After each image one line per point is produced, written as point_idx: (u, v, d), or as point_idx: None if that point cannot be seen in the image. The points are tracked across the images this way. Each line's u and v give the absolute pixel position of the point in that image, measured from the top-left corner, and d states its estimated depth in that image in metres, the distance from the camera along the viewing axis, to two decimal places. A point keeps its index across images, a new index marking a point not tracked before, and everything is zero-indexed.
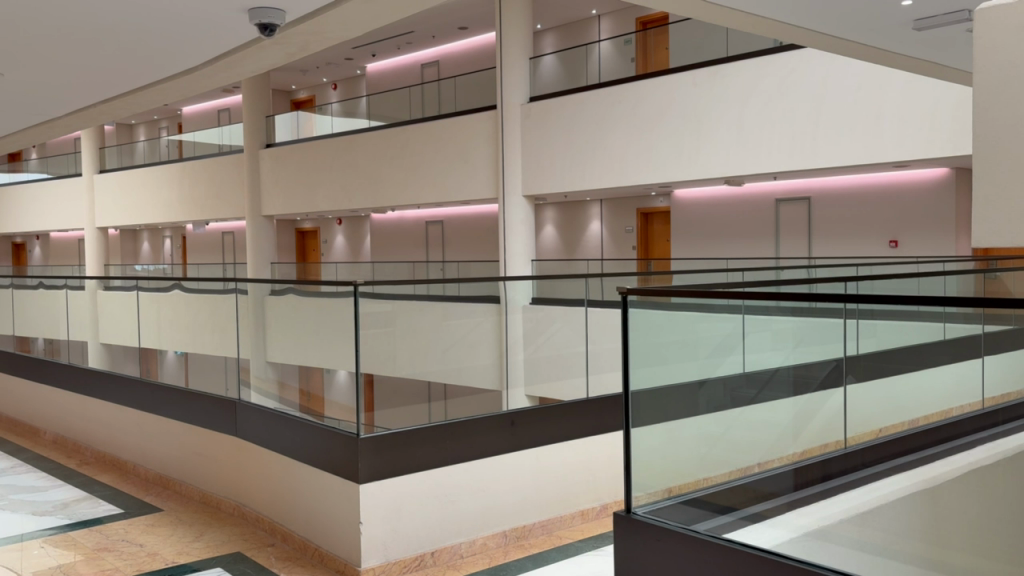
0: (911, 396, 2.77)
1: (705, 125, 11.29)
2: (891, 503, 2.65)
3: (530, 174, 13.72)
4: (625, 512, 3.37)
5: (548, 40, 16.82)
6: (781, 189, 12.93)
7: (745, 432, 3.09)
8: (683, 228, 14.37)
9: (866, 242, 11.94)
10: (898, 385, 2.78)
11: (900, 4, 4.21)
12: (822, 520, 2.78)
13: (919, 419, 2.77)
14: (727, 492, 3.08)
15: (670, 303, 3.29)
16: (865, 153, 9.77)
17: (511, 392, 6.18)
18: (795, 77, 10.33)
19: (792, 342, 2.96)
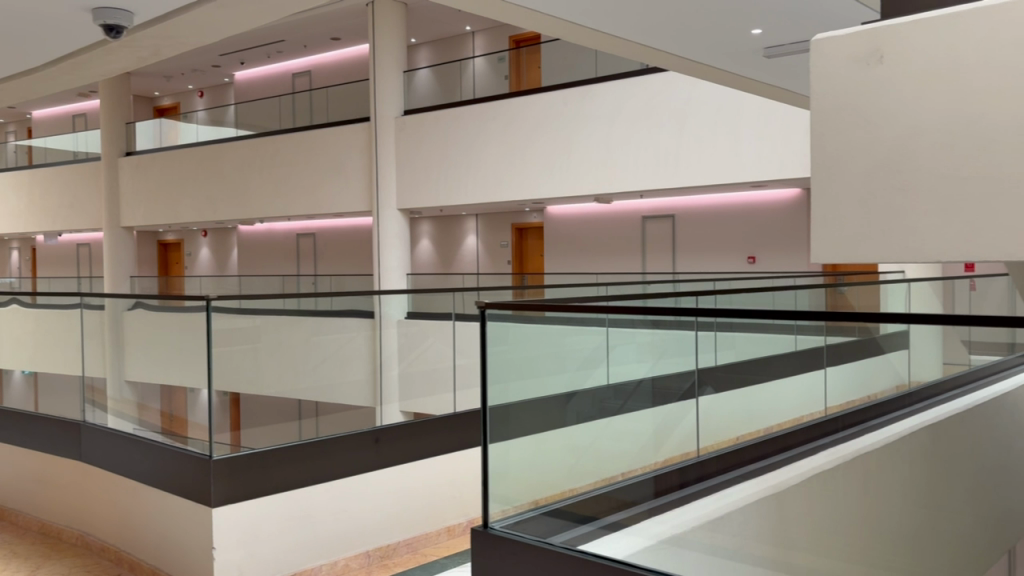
0: (761, 404, 2.84)
1: (574, 143, 11.57)
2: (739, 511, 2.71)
3: (404, 187, 13.65)
4: (483, 527, 3.39)
5: (422, 54, 16.82)
6: (647, 206, 13.36)
7: (611, 444, 3.15)
8: (555, 244, 14.63)
9: (725, 258, 12.50)
10: (752, 392, 2.85)
11: (750, 33, 4.45)
12: (675, 528, 2.85)
13: (772, 426, 2.82)
14: (588, 502, 3.14)
15: (542, 317, 3.34)
16: (724, 174, 10.23)
17: (386, 406, 6.11)
18: (659, 98, 10.72)
19: (658, 352, 3.06)
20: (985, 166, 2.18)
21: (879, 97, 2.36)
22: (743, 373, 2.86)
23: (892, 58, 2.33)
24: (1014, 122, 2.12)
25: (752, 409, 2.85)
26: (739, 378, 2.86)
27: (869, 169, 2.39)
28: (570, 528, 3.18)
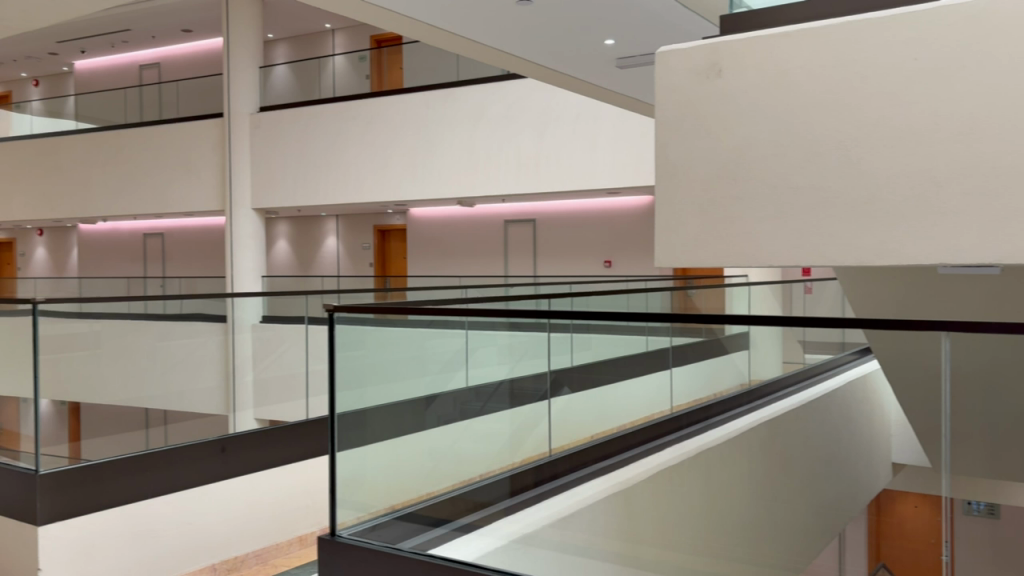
0: (616, 405, 3.10)
1: (436, 143, 11.55)
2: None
3: (260, 186, 13.22)
4: (330, 535, 3.28)
5: (280, 50, 16.36)
6: (508, 210, 13.52)
7: (470, 447, 3.10)
8: (417, 246, 14.54)
9: (583, 263, 12.81)
10: (606, 392, 3.11)
11: (604, 43, 4.58)
12: (527, 527, 2.90)
13: (626, 423, 3.06)
14: (440, 506, 3.09)
15: (405, 320, 3.25)
16: (582, 180, 10.47)
17: (239, 414, 5.88)
18: (519, 103, 10.87)
19: (517, 354, 3.09)
20: (810, 177, 2.33)
21: (718, 108, 2.48)
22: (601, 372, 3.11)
23: (729, 72, 2.45)
24: (835, 136, 2.28)
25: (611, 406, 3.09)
26: (591, 377, 3.09)
27: (709, 177, 2.50)
28: (418, 532, 3.13)
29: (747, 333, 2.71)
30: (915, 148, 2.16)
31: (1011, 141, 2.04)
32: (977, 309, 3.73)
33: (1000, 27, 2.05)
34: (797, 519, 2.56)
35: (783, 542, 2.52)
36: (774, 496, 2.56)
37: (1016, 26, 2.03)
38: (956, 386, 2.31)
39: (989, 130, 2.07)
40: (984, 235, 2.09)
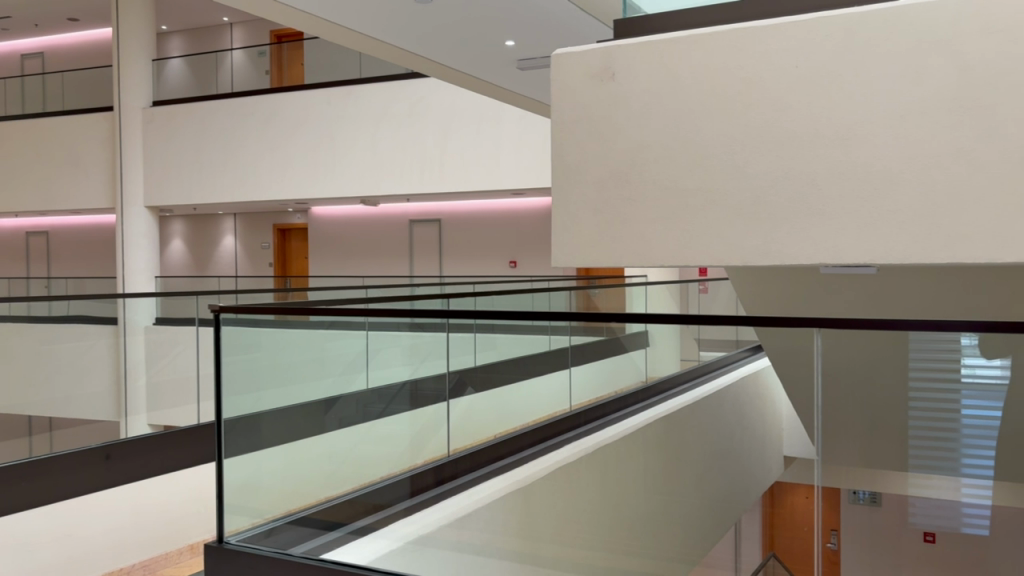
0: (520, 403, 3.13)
1: (338, 140, 11.36)
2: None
3: (153, 183, 12.74)
4: (217, 541, 3.17)
5: (174, 43, 15.82)
6: (412, 210, 13.43)
7: (373, 448, 3.06)
8: (319, 245, 14.28)
9: (488, 263, 12.84)
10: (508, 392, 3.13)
11: (504, 44, 4.61)
12: (422, 528, 2.88)
13: (528, 421, 3.12)
14: (335, 508, 3.01)
15: (308, 321, 3.18)
16: (486, 180, 10.50)
17: (131, 419, 5.67)
18: (423, 103, 10.81)
19: (421, 356, 3.12)
20: (700, 180, 2.39)
21: (612, 110, 2.52)
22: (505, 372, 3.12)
23: (622, 76, 2.50)
24: (723, 139, 2.35)
25: (513, 403, 3.13)
26: (493, 378, 3.11)
27: (603, 180, 2.54)
28: (311, 536, 3.06)
29: (646, 331, 2.79)
30: (796, 152, 2.24)
31: (883, 146, 2.13)
32: (858, 307, 3.89)
33: (873, 36, 2.13)
34: (686, 512, 2.62)
35: (694, 530, 2.59)
36: (665, 489, 2.65)
37: (888, 35, 2.11)
38: (829, 378, 2.43)
39: (864, 135, 2.15)
40: (859, 235, 2.17)
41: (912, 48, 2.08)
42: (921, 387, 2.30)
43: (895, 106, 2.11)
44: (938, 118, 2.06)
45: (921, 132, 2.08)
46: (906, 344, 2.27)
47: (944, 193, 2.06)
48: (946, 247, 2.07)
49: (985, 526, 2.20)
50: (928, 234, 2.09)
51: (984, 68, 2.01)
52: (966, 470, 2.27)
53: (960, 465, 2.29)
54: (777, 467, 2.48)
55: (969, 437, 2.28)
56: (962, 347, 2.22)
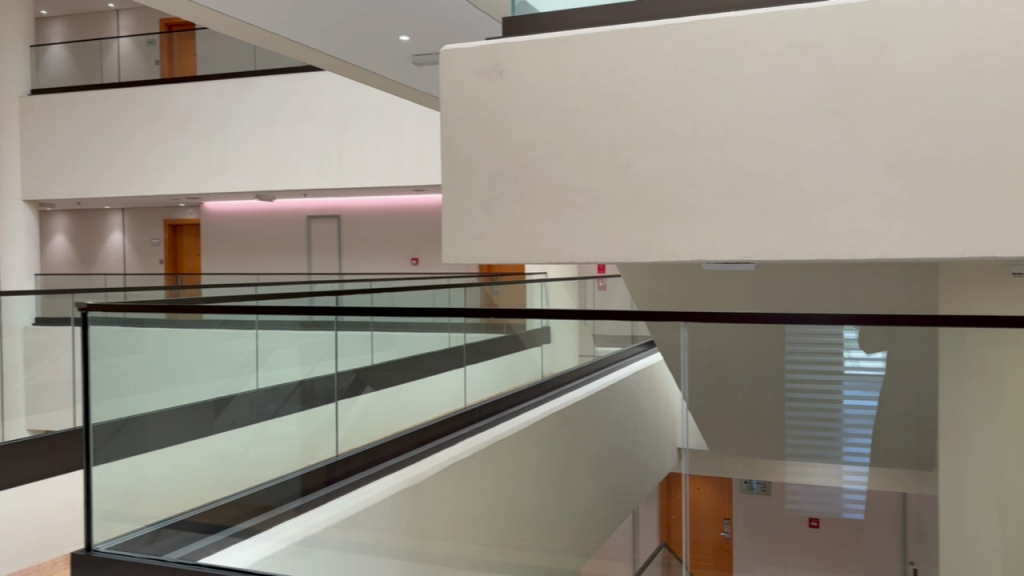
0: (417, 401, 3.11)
1: (233, 134, 11.05)
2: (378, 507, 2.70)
3: (33, 176, 12.09)
4: (85, 550, 3.02)
5: (54, 29, 15.06)
6: (311, 206, 13.19)
7: (265, 448, 2.98)
8: (213, 242, 13.84)
9: (389, 260, 12.73)
10: (407, 391, 3.12)
11: (399, 38, 4.58)
12: (308, 529, 2.86)
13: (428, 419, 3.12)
14: (216, 510, 2.93)
15: (201, 319, 3.03)
16: (386, 178, 10.39)
17: (8, 423, 5.37)
18: (321, 97, 10.61)
19: (317, 355, 3.04)
20: (586, 178, 2.43)
21: (500, 107, 2.53)
22: (403, 372, 3.12)
23: (510, 73, 2.51)
24: (607, 139, 2.39)
25: (409, 403, 3.09)
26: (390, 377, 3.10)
27: (492, 177, 2.56)
28: (189, 541, 2.96)
29: (547, 327, 2.80)
30: (677, 152, 2.31)
31: (757, 147, 2.21)
32: (742, 302, 4.02)
33: (748, 42, 2.21)
34: (581, 505, 2.66)
35: (601, 514, 2.64)
36: (558, 484, 2.68)
37: (762, 40, 2.19)
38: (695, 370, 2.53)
39: (739, 137, 2.23)
40: (737, 233, 2.25)
41: (784, 53, 2.17)
42: (805, 379, 2.41)
43: (768, 108, 2.20)
44: (808, 121, 2.15)
45: (794, 134, 2.17)
46: (782, 337, 2.40)
47: (813, 193, 2.16)
48: (816, 244, 2.17)
49: (862, 511, 2.30)
50: (799, 232, 2.18)
51: (850, 73, 2.11)
52: (847, 458, 2.38)
53: (841, 454, 2.39)
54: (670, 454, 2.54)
55: (850, 427, 2.38)
56: (843, 341, 2.35)
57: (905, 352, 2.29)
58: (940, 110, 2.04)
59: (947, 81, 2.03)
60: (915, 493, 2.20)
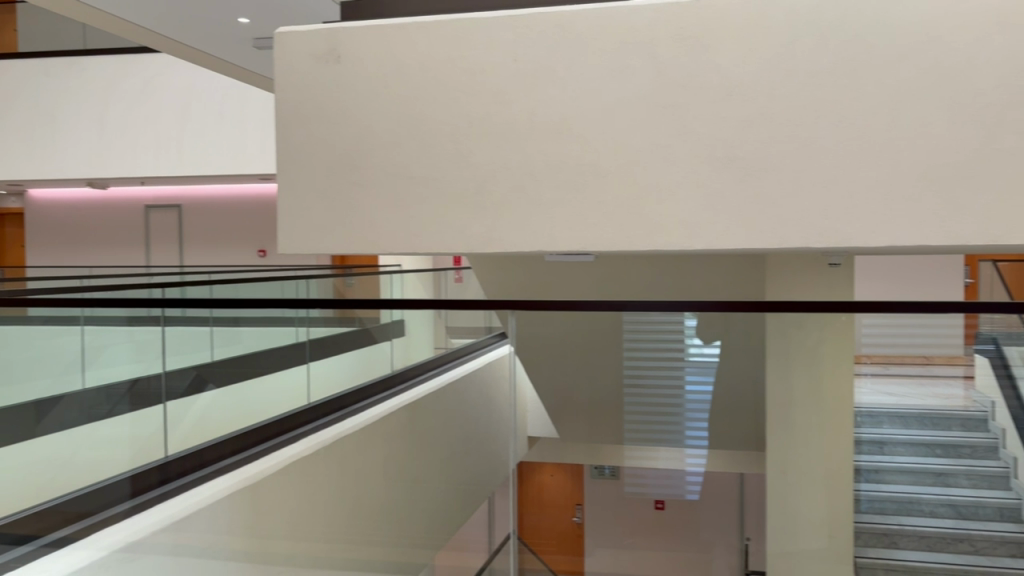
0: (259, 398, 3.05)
1: (60, 116, 10.30)
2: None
3: None
4: None
5: None
6: (149, 195, 12.49)
7: (90, 451, 2.80)
8: (39, 232, 12.85)
9: (234, 251, 12.24)
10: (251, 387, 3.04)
11: (237, 21, 4.41)
12: (131, 535, 2.60)
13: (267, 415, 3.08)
14: (26, 519, 2.61)
15: (26, 315, 2.74)
16: (230, 166, 9.98)
17: None
18: (159, 81, 10.07)
19: (154, 353, 2.89)
20: (427, 168, 2.41)
21: (339, 93, 2.48)
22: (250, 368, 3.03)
23: (348, 58, 2.47)
24: (447, 128, 2.38)
25: (253, 401, 3.03)
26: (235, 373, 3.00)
27: (331, 163, 2.50)
28: None
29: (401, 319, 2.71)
30: (516, 142, 2.33)
31: (593, 140, 2.26)
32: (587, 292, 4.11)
33: (582, 37, 2.26)
34: (427, 499, 2.63)
35: (451, 507, 2.62)
36: (405, 477, 2.63)
37: (595, 37, 2.25)
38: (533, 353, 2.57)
39: (575, 129, 2.28)
40: (575, 224, 2.29)
41: (617, 49, 2.23)
42: (650, 364, 2.48)
43: (602, 102, 2.25)
44: (639, 115, 2.23)
45: (627, 128, 2.24)
46: (618, 322, 2.41)
47: (645, 185, 2.23)
48: (648, 235, 2.24)
49: (697, 491, 2.47)
50: (632, 223, 2.25)
51: (678, 70, 2.19)
52: (688, 441, 2.48)
53: (683, 437, 2.49)
54: (521, 444, 2.61)
55: (692, 410, 2.47)
56: (684, 328, 2.38)
57: (736, 342, 2.34)
58: (759, 108, 2.15)
59: (765, 82, 2.14)
60: (753, 472, 2.43)
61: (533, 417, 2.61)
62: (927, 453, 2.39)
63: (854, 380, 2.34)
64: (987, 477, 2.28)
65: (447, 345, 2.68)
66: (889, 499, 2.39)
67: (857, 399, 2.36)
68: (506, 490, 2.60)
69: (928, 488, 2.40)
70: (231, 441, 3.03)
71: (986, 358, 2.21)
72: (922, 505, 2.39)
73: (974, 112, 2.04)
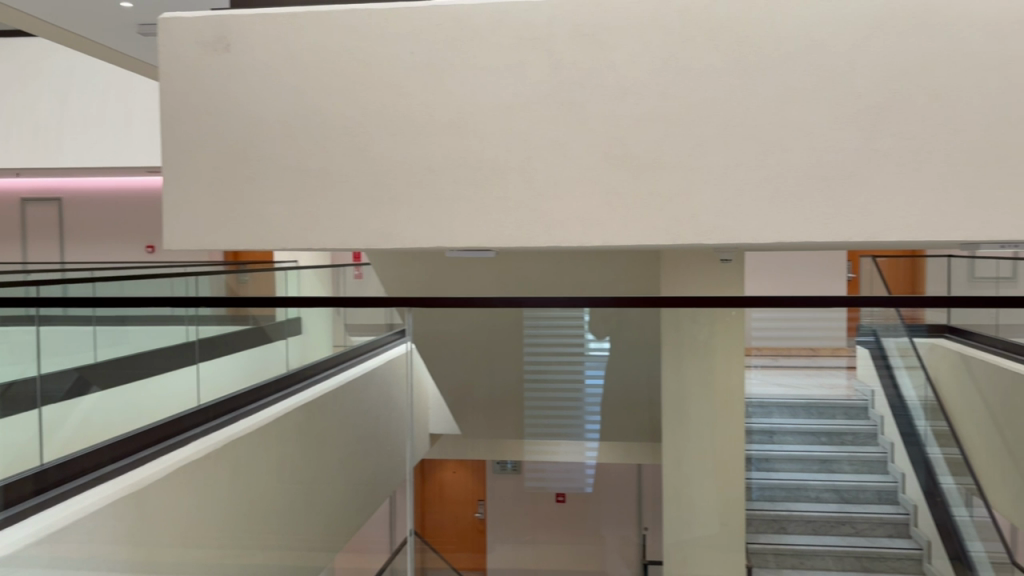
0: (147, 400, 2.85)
1: None
2: (89, 517, 2.42)
3: None
4: None
5: None
6: (26, 188, 11.81)
7: None
8: None
9: (120, 248, 11.70)
10: (135, 389, 2.83)
11: (120, 5, 4.21)
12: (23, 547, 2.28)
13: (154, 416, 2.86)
14: None
15: None
16: (114, 158, 9.54)
17: None
18: (36, 67, 9.53)
19: (31, 356, 2.59)
20: (321, 161, 2.35)
21: (228, 84, 2.39)
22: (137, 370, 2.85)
23: (237, 47, 2.38)
24: (341, 121, 2.33)
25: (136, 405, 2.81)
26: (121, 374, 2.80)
27: (219, 156, 2.41)
28: None
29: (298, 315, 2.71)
30: (413, 136, 2.30)
31: (490, 135, 2.25)
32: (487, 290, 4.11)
33: (479, 32, 2.25)
34: (325, 499, 2.62)
35: (351, 504, 2.61)
36: (305, 479, 2.60)
37: (492, 32, 2.24)
38: (431, 348, 2.54)
39: (473, 123, 2.26)
40: (473, 219, 2.28)
41: (514, 45, 2.23)
42: (549, 358, 2.46)
43: (500, 98, 2.24)
44: (536, 111, 2.23)
45: (524, 123, 2.24)
46: (520, 318, 2.43)
47: (543, 181, 2.24)
48: (545, 231, 2.25)
49: (590, 483, 2.56)
50: (531, 219, 2.25)
51: (575, 68, 2.21)
52: (588, 434, 2.52)
53: (584, 431, 2.53)
54: (424, 443, 2.63)
55: (590, 404, 2.51)
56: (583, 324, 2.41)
57: (628, 338, 2.42)
58: (653, 107, 2.19)
59: (658, 81, 2.18)
60: (651, 464, 2.47)
61: (435, 414, 2.60)
62: (813, 440, 2.53)
63: (744, 371, 2.37)
64: (867, 462, 2.49)
65: (346, 343, 2.67)
66: (777, 487, 2.48)
67: (746, 390, 2.41)
68: (404, 488, 2.64)
69: (814, 474, 2.55)
70: (116, 445, 2.72)
71: (866, 349, 2.36)
72: (809, 490, 2.54)
73: (854, 114, 2.12)
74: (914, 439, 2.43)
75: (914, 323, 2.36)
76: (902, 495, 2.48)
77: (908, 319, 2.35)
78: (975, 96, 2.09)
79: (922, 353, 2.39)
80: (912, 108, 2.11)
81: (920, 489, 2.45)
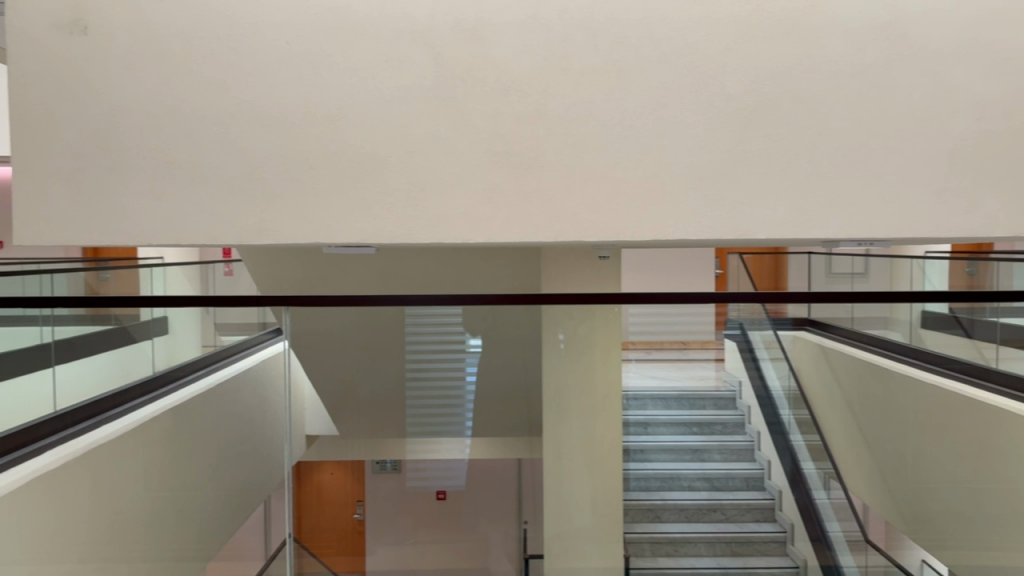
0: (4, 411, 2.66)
1: None
2: None
3: None
4: None
5: None
6: None
7: None
8: None
9: None
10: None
11: None
12: None
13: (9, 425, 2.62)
14: None
15: None
16: None
17: None
18: None
19: None
20: (190, 153, 2.24)
21: (84, 69, 2.24)
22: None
23: (95, 30, 2.23)
24: (211, 112, 2.23)
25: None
26: None
27: (78, 146, 2.26)
28: None
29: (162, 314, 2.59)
30: (288, 129, 2.22)
31: (370, 129, 2.21)
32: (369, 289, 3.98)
33: (357, 24, 2.19)
34: (194, 509, 2.56)
35: (222, 513, 2.56)
36: (174, 486, 2.53)
37: (371, 24, 2.19)
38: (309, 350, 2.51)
39: (352, 117, 2.21)
40: (352, 215, 2.23)
41: (393, 38, 2.19)
42: (432, 355, 2.51)
43: (381, 91, 2.20)
44: (416, 106, 2.20)
45: (404, 117, 2.20)
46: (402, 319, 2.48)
47: (424, 177, 2.21)
48: (427, 227, 2.22)
49: (462, 480, 2.51)
50: (413, 215, 2.22)
51: (456, 63, 2.19)
52: (469, 431, 2.54)
53: (465, 428, 2.55)
54: (299, 444, 2.53)
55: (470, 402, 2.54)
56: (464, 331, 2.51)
57: (501, 339, 2.52)
58: (534, 105, 2.19)
59: (538, 79, 2.19)
60: (528, 457, 2.50)
61: (310, 413, 2.51)
62: (685, 430, 2.53)
63: (621, 365, 2.45)
64: (736, 450, 2.52)
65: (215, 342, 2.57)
66: (652, 476, 2.52)
67: (625, 383, 2.49)
68: (282, 492, 2.55)
69: (686, 464, 2.54)
70: None
71: (734, 343, 2.47)
72: (681, 479, 2.55)
73: (727, 116, 2.20)
74: (778, 427, 2.54)
75: (778, 316, 2.49)
76: (768, 481, 2.53)
77: (772, 313, 2.48)
78: (836, 102, 2.20)
79: (785, 344, 2.51)
80: (779, 111, 2.20)
81: (784, 474, 2.54)
